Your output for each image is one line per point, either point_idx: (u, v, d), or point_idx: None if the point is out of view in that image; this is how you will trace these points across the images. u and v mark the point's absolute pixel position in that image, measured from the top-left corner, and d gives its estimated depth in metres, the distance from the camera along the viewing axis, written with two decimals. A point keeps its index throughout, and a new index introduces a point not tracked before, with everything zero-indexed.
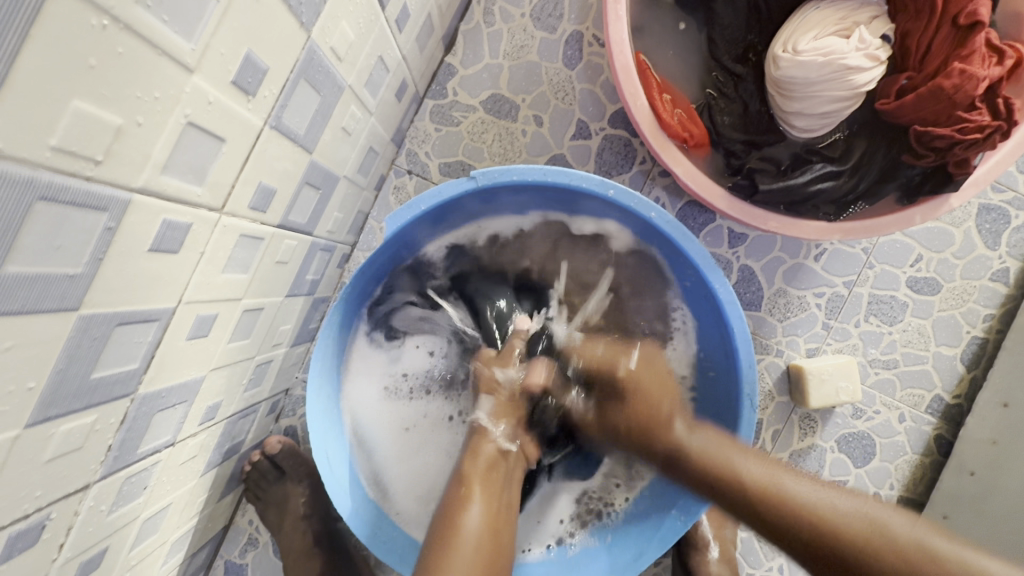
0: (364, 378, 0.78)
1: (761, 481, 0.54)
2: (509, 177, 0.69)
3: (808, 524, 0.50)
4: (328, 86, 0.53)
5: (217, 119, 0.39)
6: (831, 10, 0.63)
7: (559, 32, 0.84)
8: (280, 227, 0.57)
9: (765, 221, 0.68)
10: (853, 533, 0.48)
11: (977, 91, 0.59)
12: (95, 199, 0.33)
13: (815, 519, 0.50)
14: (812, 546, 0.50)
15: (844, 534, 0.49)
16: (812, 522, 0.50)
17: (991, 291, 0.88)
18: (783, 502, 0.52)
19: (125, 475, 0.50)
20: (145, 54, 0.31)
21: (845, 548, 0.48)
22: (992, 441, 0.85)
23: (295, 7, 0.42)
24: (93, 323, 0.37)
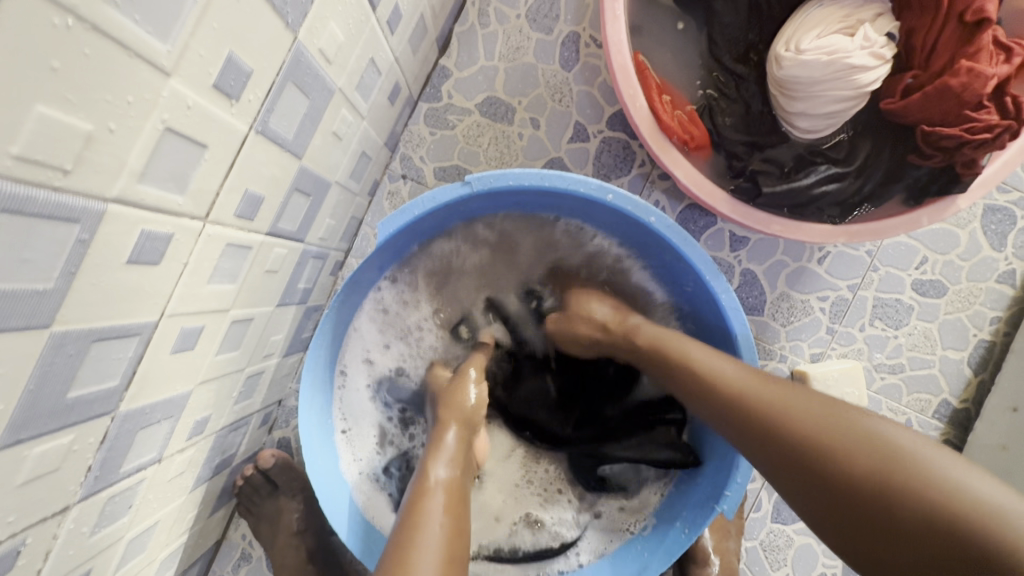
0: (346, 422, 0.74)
1: (804, 416, 0.50)
2: (505, 182, 0.66)
3: (824, 438, 0.48)
4: (317, 89, 0.51)
5: (197, 124, 0.37)
6: (834, 8, 0.62)
7: (556, 33, 0.82)
8: (269, 234, 0.56)
9: (769, 224, 0.66)
10: (864, 457, 0.46)
11: (985, 89, 0.58)
12: (66, 210, 0.31)
13: (808, 430, 0.49)
14: (790, 465, 0.49)
15: (844, 460, 0.46)
16: (811, 433, 0.49)
17: (997, 293, 0.86)
18: (765, 408, 0.52)
19: (107, 496, 0.48)
20: (116, 56, 0.29)
21: (828, 455, 0.47)
22: (1003, 446, 0.82)
23: (280, 7, 0.40)
24: (67, 340, 0.35)
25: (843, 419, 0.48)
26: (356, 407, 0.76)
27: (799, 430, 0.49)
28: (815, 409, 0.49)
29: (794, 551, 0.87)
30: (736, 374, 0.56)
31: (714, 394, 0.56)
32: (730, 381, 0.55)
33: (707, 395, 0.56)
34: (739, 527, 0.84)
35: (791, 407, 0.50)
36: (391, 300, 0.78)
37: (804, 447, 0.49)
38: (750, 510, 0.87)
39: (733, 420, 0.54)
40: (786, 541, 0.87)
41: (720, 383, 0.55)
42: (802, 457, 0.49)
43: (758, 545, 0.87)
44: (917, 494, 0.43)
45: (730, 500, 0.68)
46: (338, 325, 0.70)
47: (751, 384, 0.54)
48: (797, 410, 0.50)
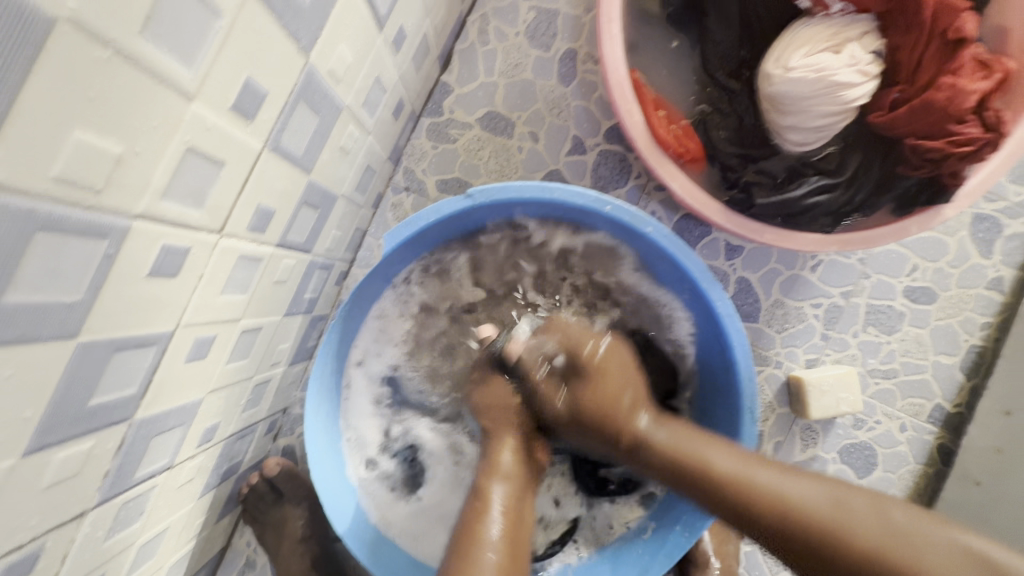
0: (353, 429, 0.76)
1: (803, 510, 0.54)
2: (507, 194, 0.69)
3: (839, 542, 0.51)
4: (326, 108, 0.53)
5: (215, 144, 0.39)
6: (822, 26, 0.64)
7: (554, 50, 0.85)
8: (278, 247, 0.57)
9: (761, 233, 0.68)
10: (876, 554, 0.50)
11: (967, 104, 0.60)
12: (96, 226, 0.33)
13: (823, 529, 0.52)
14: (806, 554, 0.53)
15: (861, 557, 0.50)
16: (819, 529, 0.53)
17: (987, 299, 0.88)
18: (769, 505, 0.55)
19: (121, 502, 0.49)
20: (146, 83, 0.31)
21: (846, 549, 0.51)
22: (997, 449, 0.84)
23: (294, 32, 0.42)
24: (91, 349, 0.37)
25: (848, 506, 0.53)
26: (364, 413, 0.77)
27: (807, 528, 0.53)
28: (824, 505, 0.53)
29: None
30: (728, 466, 0.59)
31: (719, 485, 0.59)
32: (725, 469, 0.59)
33: (704, 483, 0.60)
34: (738, 531, 0.85)
35: (789, 498, 0.55)
36: (394, 307, 0.79)
37: (819, 544, 0.52)
38: None
39: (751, 518, 0.56)
40: None
41: (716, 468, 0.59)
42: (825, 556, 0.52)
43: (757, 549, 0.88)
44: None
45: None
46: (344, 335, 0.71)
47: (743, 472, 0.58)
48: (798, 505, 0.54)
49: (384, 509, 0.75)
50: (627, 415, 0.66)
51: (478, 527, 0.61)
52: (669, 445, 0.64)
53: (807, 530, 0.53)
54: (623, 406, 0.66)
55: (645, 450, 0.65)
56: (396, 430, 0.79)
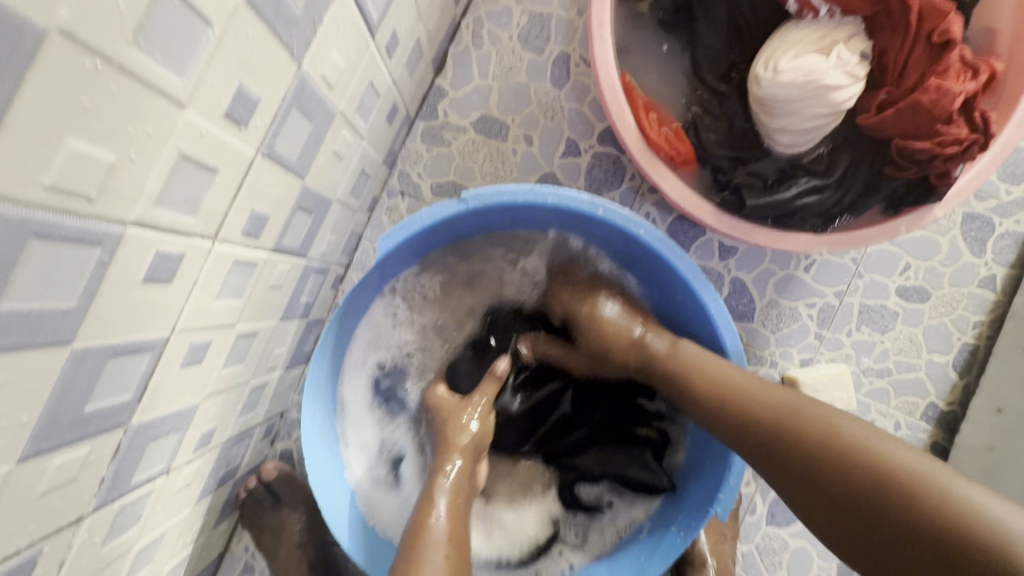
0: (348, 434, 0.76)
1: (782, 417, 0.56)
2: (500, 198, 0.69)
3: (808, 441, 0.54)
4: (320, 113, 0.54)
5: (208, 151, 0.40)
6: (810, 29, 0.65)
7: (547, 53, 0.85)
8: (273, 252, 0.58)
9: (753, 234, 0.69)
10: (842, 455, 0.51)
11: (953, 105, 0.61)
12: (90, 233, 0.33)
13: (801, 436, 0.54)
14: (778, 456, 0.56)
15: (821, 457, 0.52)
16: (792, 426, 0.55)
17: (979, 297, 0.89)
18: (752, 411, 0.58)
19: (118, 507, 0.50)
20: (138, 92, 0.32)
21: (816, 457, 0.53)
22: (990, 447, 0.85)
23: (286, 40, 0.43)
24: (87, 355, 0.37)
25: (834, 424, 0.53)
26: (360, 416, 0.78)
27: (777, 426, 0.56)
28: (809, 418, 0.55)
29: (789, 555, 0.88)
30: (715, 371, 0.63)
31: (706, 387, 0.63)
32: (717, 374, 0.63)
33: (690, 387, 0.64)
34: (734, 531, 0.85)
35: (763, 401, 0.58)
36: (387, 310, 0.80)
37: (787, 440, 0.55)
38: (745, 514, 0.89)
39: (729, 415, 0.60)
40: (781, 545, 0.88)
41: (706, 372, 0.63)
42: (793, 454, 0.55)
43: (753, 549, 0.89)
44: (897, 495, 0.48)
45: (724, 503, 0.70)
46: (339, 339, 0.71)
47: (733, 381, 0.61)
48: (769, 409, 0.58)
49: (379, 512, 0.75)
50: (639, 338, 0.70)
51: (420, 540, 0.59)
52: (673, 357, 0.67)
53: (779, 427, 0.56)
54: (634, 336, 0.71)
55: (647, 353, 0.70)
56: (388, 433, 0.81)
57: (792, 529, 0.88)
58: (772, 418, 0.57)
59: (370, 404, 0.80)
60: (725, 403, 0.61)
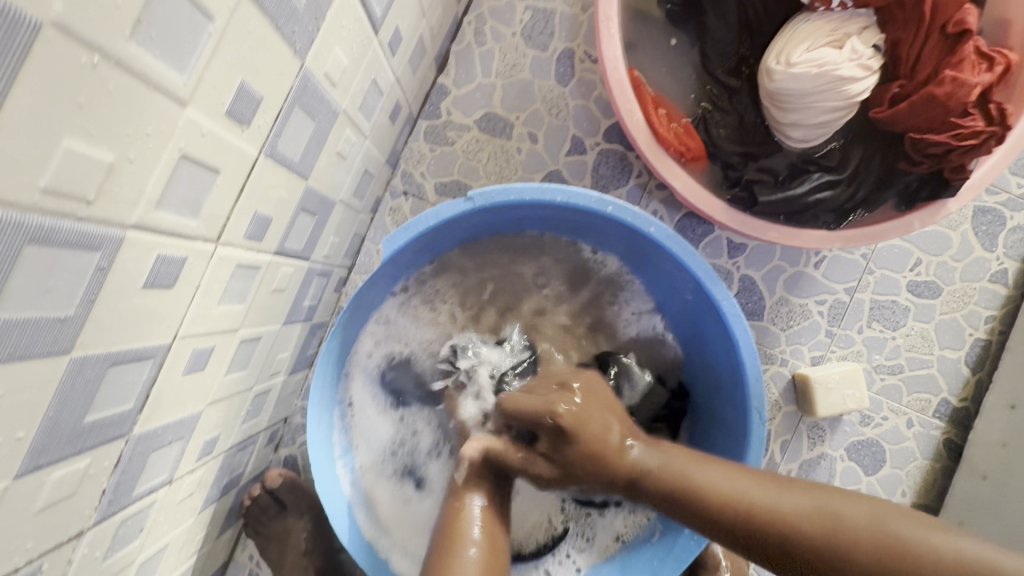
0: (355, 439, 0.75)
1: (796, 523, 0.52)
2: (507, 197, 0.68)
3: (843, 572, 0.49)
4: (323, 112, 0.52)
5: (210, 151, 0.38)
6: (821, 22, 0.63)
7: (551, 49, 0.84)
8: (276, 254, 0.56)
9: (766, 230, 0.67)
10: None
11: (969, 97, 0.60)
12: (88, 238, 0.31)
13: (824, 533, 0.50)
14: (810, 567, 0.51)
15: (852, 566, 0.49)
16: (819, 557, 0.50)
17: (991, 292, 0.88)
18: (761, 522, 0.53)
19: (120, 519, 0.48)
20: (138, 90, 0.30)
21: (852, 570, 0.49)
22: (1003, 443, 0.84)
23: (289, 35, 0.41)
24: (86, 365, 0.36)
25: (847, 514, 0.51)
26: (369, 419, 0.76)
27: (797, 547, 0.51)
28: (823, 508, 0.52)
29: None
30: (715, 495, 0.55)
31: (710, 508, 0.55)
32: (711, 487, 0.56)
33: (695, 507, 0.56)
34: None
35: (780, 514, 0.52)
36: (396, 309, 0.78)
37: (807, 558, 0.51)
38: None
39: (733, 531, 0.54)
40: None
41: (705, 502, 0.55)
42: (816, 572, 0.51)
43: None
44: (935, 571, 0.46)
45: None
46: (345, 342, 0.70)
47: (739, 499, 0.54)
48: (788, 509, 0.53)
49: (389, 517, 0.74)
50: (624, 458, 0.59)
51: (455, 530, 0.57)
52: (661, 470, 0.58)
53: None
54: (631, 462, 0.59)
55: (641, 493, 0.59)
56: (399, 434, 0.78)
57: None
58: (784, 528, 0.52)
59: (379, 397, 0.77)
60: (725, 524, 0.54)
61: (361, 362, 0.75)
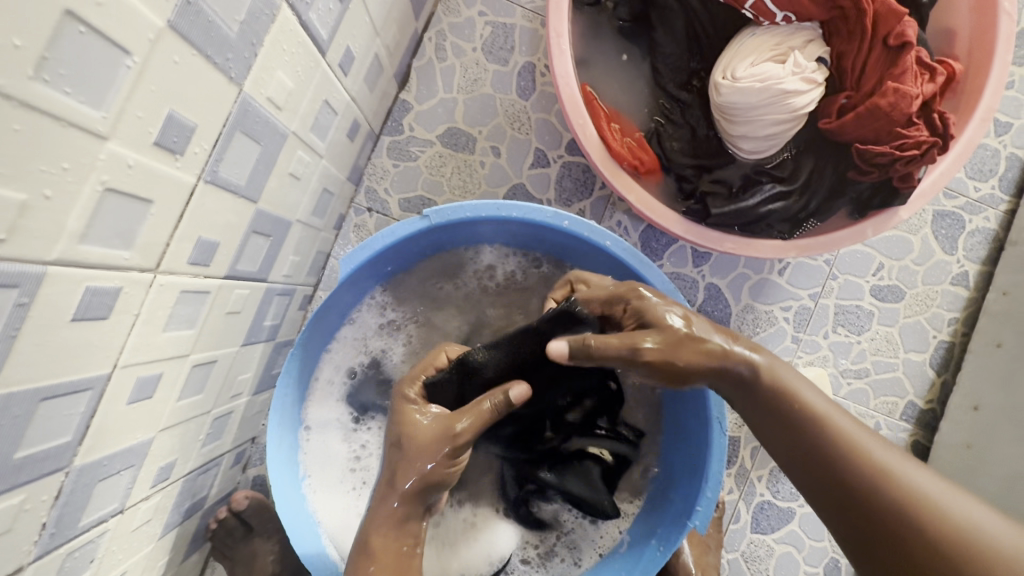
0: (318, 458, 0.74)
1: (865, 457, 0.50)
2: (462, 214, 0.68)
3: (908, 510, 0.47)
4: (268, 135, 0.52)
5: (139, 182, 0.38)
6: (766, 36, 0.65)
7: (512, 64, 0.85)
8: (228, 277, 0.56)
9: (721, 241, 0.67)
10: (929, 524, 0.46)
11: (912, 108, 0.61)
12: (4, 276, 0.31)
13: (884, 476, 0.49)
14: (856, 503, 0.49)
15: (898, 517, 0.47)
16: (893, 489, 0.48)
17: (953, 295, 0.89)
18: (835, 446, 0.51)
19: (66, 552, 0.48)
20: (48, 127, 0.30)
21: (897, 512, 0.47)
22: (967, 444, 0.84)
23: (222, 63, 0.41)
24: (11, 402, 0.35)
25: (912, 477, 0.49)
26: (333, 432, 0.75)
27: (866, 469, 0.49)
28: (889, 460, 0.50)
29: (775, 561, 0.87)
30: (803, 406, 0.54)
31: (801, 420, 0.52)
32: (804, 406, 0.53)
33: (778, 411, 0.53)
34: (717, 541, 0.84)
35: (853, 445, 0.50)
36: (363, 324, 0.77)
37: (866, 487, 0.49)
38: (729, 522, 0.88)
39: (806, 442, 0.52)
40: (766, 551, 0.87)
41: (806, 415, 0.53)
42: (860, 499, 0.49)
43: (739, 557, 0.88)
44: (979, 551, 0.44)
45: (701, 516, 0.69)
46: (305, 361, 0.70)
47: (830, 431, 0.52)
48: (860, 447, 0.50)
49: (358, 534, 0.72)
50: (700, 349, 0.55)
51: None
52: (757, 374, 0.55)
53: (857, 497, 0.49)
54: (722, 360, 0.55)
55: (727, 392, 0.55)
56: (364, 447, 0.76)
57: (776, 535, 0.87)
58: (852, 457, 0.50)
59: (344, 410, 0.76)
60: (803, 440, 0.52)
61: (326, 372, 0.76)
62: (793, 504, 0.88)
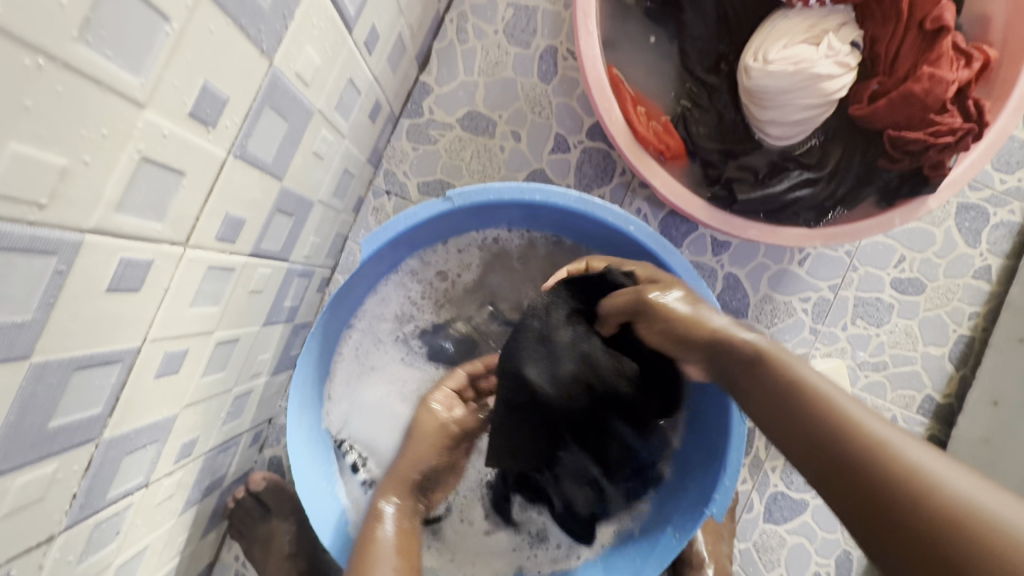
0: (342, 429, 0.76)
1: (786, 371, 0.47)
2: (486, 196, 0.68)
3: (839, 444, 0.42)
4: (296, 111, 0.52)
5: (174, 152, 0.38)
6: (800, 18, 0.64)
7: (534, 47, 0.84)
8: (252, 255, 0.56)
9: (746, 229, 0.67)
10: (858, 450, 0.41)
11: (947, 94, 0.60)
12: (43, 242, 0.31)
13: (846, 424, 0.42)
14: (834, 448, 0.42)
15: (831, 440, 0.42)
16: (896, 478, 0.39)
17: (975, 289, 0.88)
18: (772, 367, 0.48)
19: (94, 523, 0.48)
20: (89, 91, 0.30)
21: (829, 432, 0.43)
22: (986, 440, 0.84)
23: (254, 35, 0.41)
24: (47, 370, 0.36)
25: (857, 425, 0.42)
26: (363, 391, 0.78)
27: (827, 421, 0.43)
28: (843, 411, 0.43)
29: (787, 552, 0.88)
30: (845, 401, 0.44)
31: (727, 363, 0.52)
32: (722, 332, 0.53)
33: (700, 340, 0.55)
34: (731, 530, 0.85)
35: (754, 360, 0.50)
36: (392, 295, 0.79)
37: (791, 412, 0.45)
38: (742, 512, 0.88)
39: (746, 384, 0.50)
40: (779, 542, 0.87)
41: (783, 376, 0.47)
42: (847, 442, 0.42)
43: (751, 547, 0.88)
44: (866, 466, 0.40)
45: (719, 503, 0.69)
46: (326, 340, 0.70)
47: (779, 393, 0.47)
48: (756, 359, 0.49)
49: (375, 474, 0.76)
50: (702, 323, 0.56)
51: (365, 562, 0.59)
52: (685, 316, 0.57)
53: (851, 473, 0.41)
54: (717, 327, 0.54)
55: (725, 350, 0.52)
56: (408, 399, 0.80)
57: (790, 526, 0.87)
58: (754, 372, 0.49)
59: (418, 349, 0.81)
60: (736, 356, 0.51)
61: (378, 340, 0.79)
62: (807, 495, 0.88)
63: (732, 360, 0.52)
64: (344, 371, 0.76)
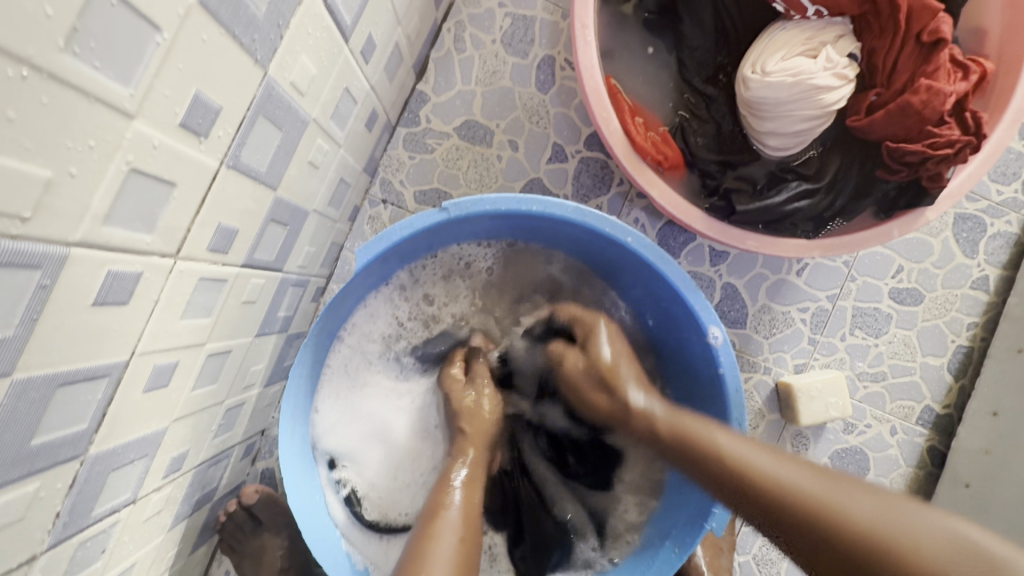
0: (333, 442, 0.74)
1: (728, 458, 0.57)
2: (482, 207, 0.67)
3: (813, 520, 0.48)
4: (291, 121, 0.51)
5: (165, 163, 0.37)
6: (798, 30, 0.64)
7: (532, 56, 0.83)
8: (244, 266, 0.55)
9: (744, 239, 0.66)
10: (825, 517, 0.48)
11: (944, 106, 0.60)
12: (26, 256, 0.30)
13: (803, 508, 0.49)
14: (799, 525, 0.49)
15: (797, 508, 0.50)
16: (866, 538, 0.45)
17: (973, 299, 0.88)
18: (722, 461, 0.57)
19: (79, 541, 0.47)
20: (76, 101, 0.29)
21: (798, 513, 0.49)
22: (986, 451, 0.83)
23: (248, 44, 0.40)
24: (30, 387, 0.35)
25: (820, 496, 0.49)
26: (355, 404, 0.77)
27: (795, 502, 0.50)
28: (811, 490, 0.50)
29: (787, 565, 0.87)
30: (797, 476, 0.52)
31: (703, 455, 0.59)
32: (693, 434, 0.61)
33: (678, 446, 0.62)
34: (730, 543, 0.84)
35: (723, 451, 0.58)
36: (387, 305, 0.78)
37: (765, 498, 0.52)
38: (742, 524, 0.87)
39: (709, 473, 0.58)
40: (778, 554, 0.87)
41: (754, 475, 0.54)
42: (813, 524, 0.48)
43: (751, 559, 0.87)
44: (834, 526, 0.47)
45: (719, 518, 0.67)
46: (318, 352, 0.68)
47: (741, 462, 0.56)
48: (735, 458, 0.56)
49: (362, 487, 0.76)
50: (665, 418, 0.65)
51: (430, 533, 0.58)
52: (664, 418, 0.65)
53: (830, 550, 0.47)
54: (689, 432, 0.62)
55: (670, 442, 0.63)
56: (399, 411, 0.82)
57: None
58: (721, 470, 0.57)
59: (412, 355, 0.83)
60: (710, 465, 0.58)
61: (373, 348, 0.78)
62: None
63: (708, 467, 0.58)
64: (337, 381, 0.75)
